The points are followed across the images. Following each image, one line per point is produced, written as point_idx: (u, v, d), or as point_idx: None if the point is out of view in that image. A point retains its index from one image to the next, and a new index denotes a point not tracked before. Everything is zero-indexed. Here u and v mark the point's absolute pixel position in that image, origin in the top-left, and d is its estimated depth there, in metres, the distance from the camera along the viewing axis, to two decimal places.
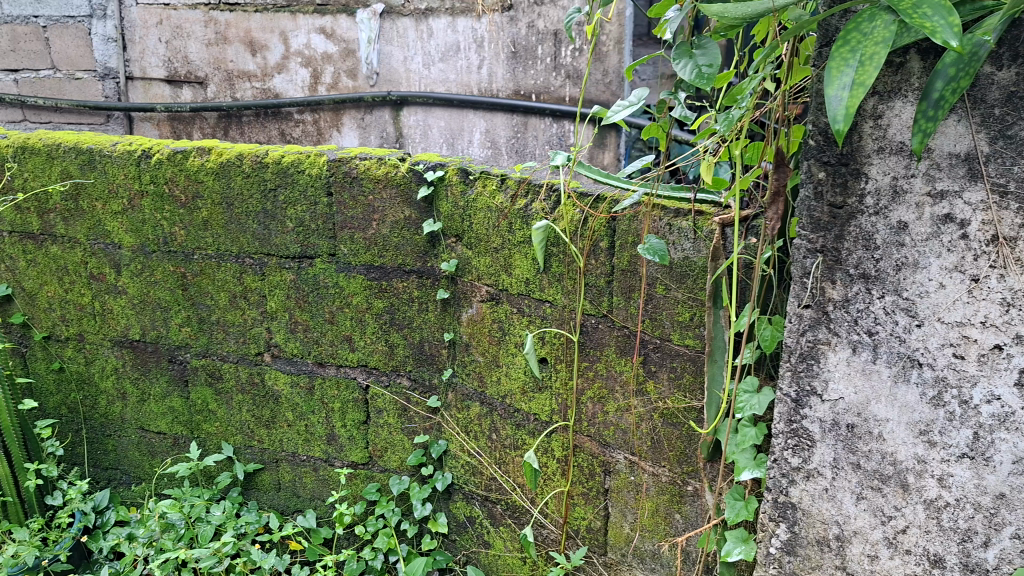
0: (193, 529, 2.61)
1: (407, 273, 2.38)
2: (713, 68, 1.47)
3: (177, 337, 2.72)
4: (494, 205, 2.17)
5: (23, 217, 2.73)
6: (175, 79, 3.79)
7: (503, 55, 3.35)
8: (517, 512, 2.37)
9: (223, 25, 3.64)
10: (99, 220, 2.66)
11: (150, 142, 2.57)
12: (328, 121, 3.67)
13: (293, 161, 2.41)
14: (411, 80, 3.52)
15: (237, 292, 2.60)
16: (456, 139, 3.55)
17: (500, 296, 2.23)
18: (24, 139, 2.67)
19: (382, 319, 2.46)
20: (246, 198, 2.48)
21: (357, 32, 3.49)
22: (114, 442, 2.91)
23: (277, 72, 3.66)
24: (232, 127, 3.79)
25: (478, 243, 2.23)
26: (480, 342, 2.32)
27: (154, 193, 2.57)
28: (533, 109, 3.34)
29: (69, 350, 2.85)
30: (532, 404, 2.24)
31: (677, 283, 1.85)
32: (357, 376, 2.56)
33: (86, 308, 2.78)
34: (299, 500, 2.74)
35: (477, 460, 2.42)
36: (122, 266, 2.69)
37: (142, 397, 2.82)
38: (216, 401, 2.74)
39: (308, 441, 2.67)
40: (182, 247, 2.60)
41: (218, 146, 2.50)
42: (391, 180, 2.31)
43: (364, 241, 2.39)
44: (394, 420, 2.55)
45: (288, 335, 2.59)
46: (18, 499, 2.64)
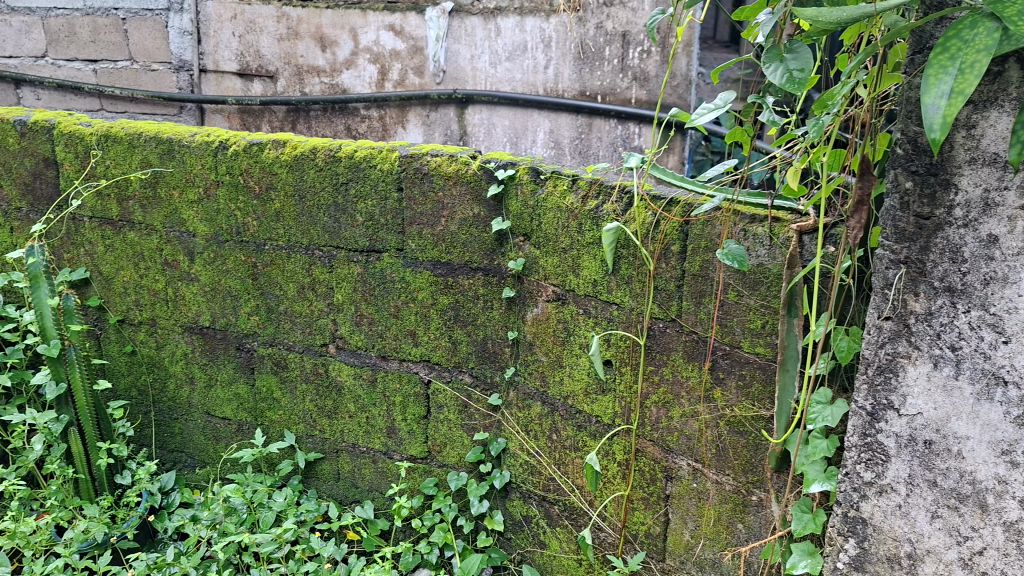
0: (255, 514, 2.66)
1: (473, 271, 2.39)
2: (805, 72, 1.44)
3: (245, 326, 2.77)
4: (564, 206, 2.17)
5: (103, 203, 2.81)
6: (247, 72, 3.86)
7: (570, 56, 3.35)
8: (575, 513, 2.37)
9: (295, 21, 3.70)
10: (176, 209, 2.73)
11: (227, 134, 2.62)
12: (394, 117, 3.70)
13: (365, 156, 2.43)
14: (478, 78, 3.53)
15: (306, 283, 2.64)
16: (520, 138, 3.55)
17: (567, 296, 2.23)
18: (108, 127, 2.74)
19: (446, 315, 2.47)
20: (318, 191, 2.51)
21: (426, 30, 3.51)
22: (181, 425, 2.97)
23: (345, 68, 3.69)
24: (301, 120, 3.86)
25: (547, 243, 2.23)
26: (545, 342, 2.31)
27: (230, 184, 2.62)
28: (598, 110, 3.33)
29: (141, 334, 2.93)
30: (595, 406, 2.24)
31: (749, 289, 1.83)
32: (418, 371, 2.58)
33: (159, 294, 2.85)
34: (357, 491, 2.77)
35: (536, 460, 2.43)
36: (196, 254, 2.76)
37: (210, 382, 2.88)
38: (281, 389, 2.79)
39: (368, 433, 2.70)
40: (254, 237, 2.65)
41: (293, 139, 2.54)
42: (461, 177, 2.32)
43: (432, 237, 2.41)
44: (454, 416, 2.56)
45: (354, 328, 2.62)
46: (89, 477, 2.72)
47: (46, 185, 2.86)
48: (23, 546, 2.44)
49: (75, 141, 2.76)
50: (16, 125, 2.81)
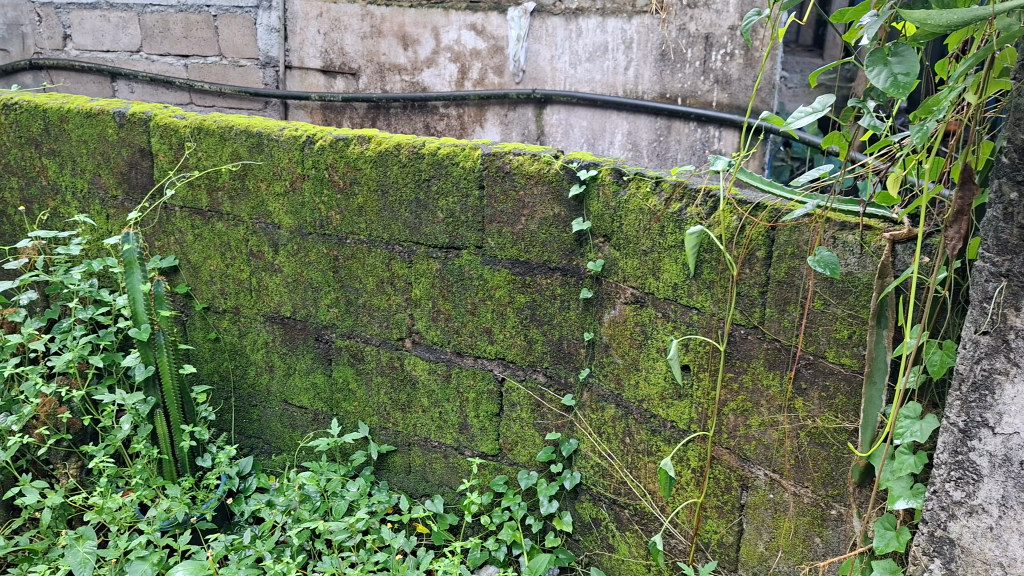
0: (328, 502, 2.70)
1: (552, 271, 2.39)
2: (910, 77, 1.39)
3: (325, 317, 2.83)
4: (647, 208, 2.15)
5: (194, 193, 2.90)
6: (331, 69, 3.92)
7: (651, 57, 3.32)
8: (645, 518, 2.35)
9: (379, 19, 3.75)
10: (262, 201, 2.79)
11: (314, 128, 2.68)
12: (473, 116, 3.72)
13: (448, 153, 2.45)
14: (557, 78, 3.52)
15: (385, 278, 2.68)
16: (598, 139, 3.54)
17: (646, 299, 2.21)
18: (201, 120, 2.82)
19: (523, 314, 2.47)
20: (401, 187, 2.54)
21: (508, 30, 3.52)
22: (260, 411, 3.05)
23: (426, 67, 3.73)
24: (381, 117, 3.91)
25: (627, 245, 2.22)
26: (621, 344, 2.30)
27: (316, 177, 2.68)
28: (678, 112, 3.30)
29: (225, 322, 3.01)
30: (670, 411, 2.21)
31: (837, 299, 1.80)
32: (493, 369, 2.58)
33: (244, 283, 2.93)
34: (427, 485, 2.80)
35: (608, 463, 2.41)
36: (280, 246, 2.82)
37: (288, 371, 2.94)
38: (357, 380, 2.83)
39: (441, 428, 2.72)
40: (337, 230, 2.70)
41: (377, 135, 2.58)
42: (544, 177, 2.32)
43: (511, 236, 2.42)
44: (527, 415, 2.56)
45: (430, 323, 2.64)
46: (172, 458, 2.80)
47: (140, 175, 2.96)
48: (109, 521, 2.54)
49: (170, 133, 2.85)
50: (115, 117, 2.92)
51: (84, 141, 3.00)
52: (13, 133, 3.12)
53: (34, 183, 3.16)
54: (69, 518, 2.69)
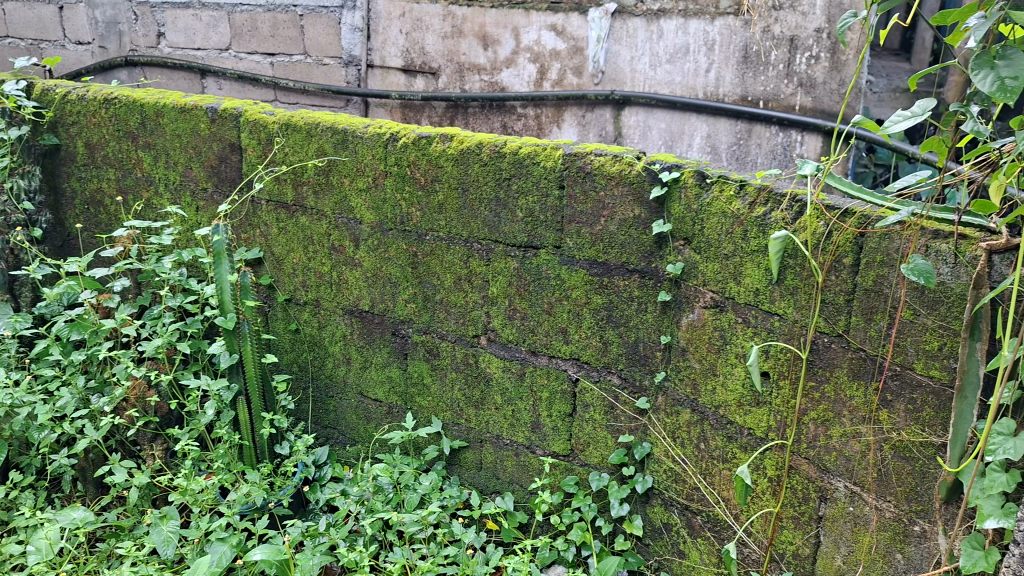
0: (401, 494, 2.73)
1: (630, 272, 2.38)
2: (1018, 81, 1.35)
3: (402, 312, 2.86)
4: (730, 211, 2.13)
5: (280, 187, 2.97)
6: (411, 69, 3.98)
7: (733, 60, 3.27)
8: (718, 526, 2.32)
9: (460, 19, 3.79)
10: (346, 196, 2.85)
11: (397, 127, 2.71)
12: (550, 116, 3.72)
13: (529, 152, 2.46)
14: (637, 80, 3.50)
15: (462, 275, 2.70)
16: (676, 142, 3.51)
17: (726, 304, 2.19)
18: (289, 116, 2.89)
19: (600, 315, 2.46)
20: (481, 185, 2.56)
21: (588, 31, 3.52)
22: (336, 403, 3.11)
23: (506, 66, 3.75)
24: (459, 117, 3.95)
25: (708, 248, 2.20)
26: (698, 348, 2.28)
27: (397, 175, 2.71)
28: (759, 116, 3.25)
29: (305, 314, 3.08)
30: (747, 418, 2.18)
31: (927, 309, 1.76)
32: (568, 369, 2.58)
33: (325, 276, 2.98)
34: (498, 482, 2.82)
35: (681, 468, 2.39)
36: (361, 240, 2.87)
37: (365, 364, 2.99)
38: (431, 375, 2.86)
39: (513, 426, 2.73)
40: (417, 227, 2.73)
41: (460, 134, 2.60)
42: (625, 178, 2.32)
43: (590, 236, 2.41)
44: (600, 416, 2.55)
45: (506, 321, 2.65)
46: (252, 444, 2.88)
47: (230, 169, 3.05)
48: (192, 503, 2.62)
49: (259, 129, 2.94)
50: (208, 112, 3.02)
51: (178, 135, 3.11)
52: (111, 127, 3.26)
53: (130, 175, 3.29)
54: (154, 497, 2.80)
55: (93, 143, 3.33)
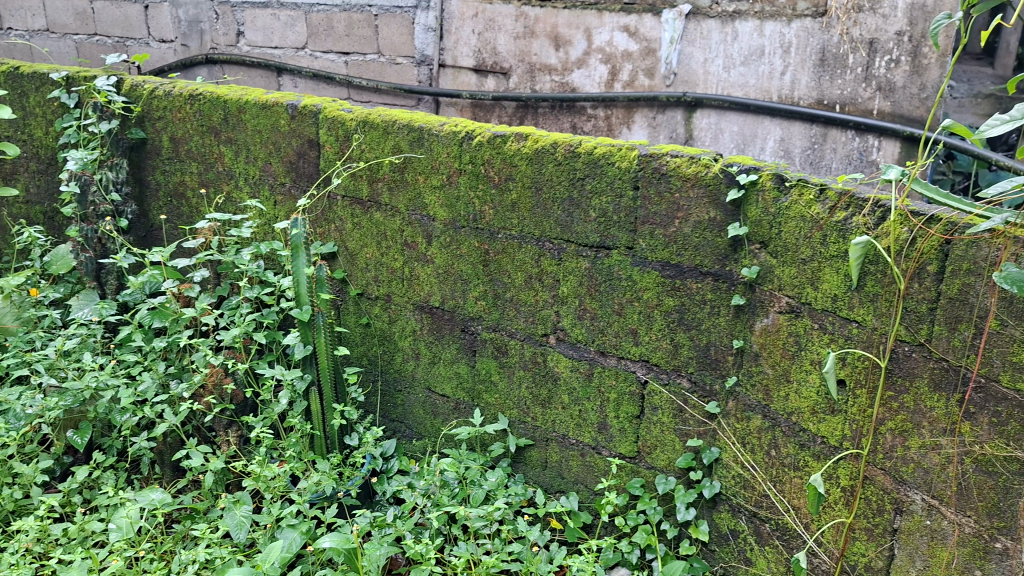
0: (466, 489, 2.76)
1: (703, 275, 2.36)
2: None
3: (472, 309, 2.88)
4: (809, 215, 2.10)
5: (356, 183, 3.02)
6: (482, 68, 4.01)
7: (810, 62, 3.22)
8: (787, 534, 2.29)
9: (533, 19, 3.81)
10: (420, 193, 2.88)
11: (473, 125, 2.74)
12: (621, 117, 3.71)
13: (604, 152, 2.46)
14: (710, 82, 3.46)
15: (534, 274, 2.70)
16: (748, 145, 3.46)
17: (802, 309, 2.16)
18: (366, 114, 2.94)
19: (671, 317, 2.45)
20: (555, 184, 2.57)
21: (661, 32, 3.50)
22: (404, 397, 3.14)
23: (577, 67, 3.76)
24: (529, 117, 3.96)
25: (785, 252, 2.17)
26: (772, 354, 2.25)
27: (471, 172, 2.74)
28: (835, 120, 3.18)
29: (376, 308, 3.12)
30: (821, 426, 2.15)
31: (1016, 320, 1.73)
32: (636, 371, 2.56)
33: (397, 272, 3.02)
34: (562, 481, 2.81)
35: (750, 474, 2.36)
36: (433, 237, 2.90)
37: (434, 359, 3.02)
38: (499, 373, 2.87)
39: (579, 426, 2.72)
40: (489, 225, 2.75)
41: (535, 134, 2.61)
42: (700, 180, 2.30)
43: (664, 238, 2.40)
44: (668, 419, 2.53)
45: (576, 321, 2.65)
46: (323, 434, 2.94)
47: (308, 165, 3.12)
48: (265, 489, 2.69)
49: (337, 126, 3.00)
50: (288, 109, 3.09)
51: (258, 131, 3.20)
52: (196, 122, 3.36)
53: (211, 169, 3.39)
54: (228, 482, 2.88)
55: (177, 137, 3.44)
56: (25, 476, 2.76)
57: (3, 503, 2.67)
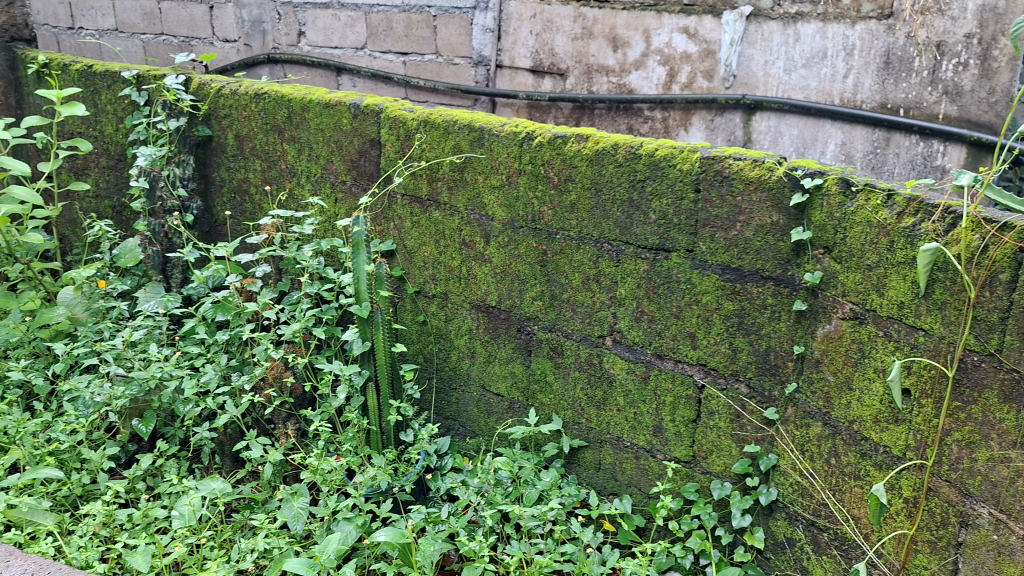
0: (520, 488, 2.78)
1: (764, 279, 2.33)
2: None
3: (529, 309, 2.89)
4: (876, 221, 2.07)
5: (416, 182, 3.05)
6: (539, 69, 4.02)
7: (874, 65, 3.15)
8: (846, 544, 2.26)
9: (591, 21, 3.80)
10: (479, 193, 2.90)
11: (534, 126, 2.75)
12: (678, 119, 3.69)
13: (666, 155, 2.45)
14: (770, 84, 3.42)
15: (591, 275, 2.70)
16: (808, 149, 3.40)
17: (866, 316, 2.12)
18: (428, 114, 2.97)
19: (730, 321, 2.43)
20: (615, 186, 2.56)
21: (721, 34, 3.47)
22: (459, 395, 3.17)
23: (634, 69, 3.75)
24: (585, 118, 3.96)
25: (850, 258, 2.14)
26: (834, 360, 2.21)
27: (531, 173, 2.75)
28: (899, 124, 3.11)
29: (434, 307, 3.15)
30: (884, 436, 2.12)
31: None
32: (693, 375, 2.54)
33: (454, 271, 3.05)
34: (616, 484, 2.80)
35: (809, 482, 2.32)
36: (491, 237, 2.92)
37: (489, 358, 3.04)
38: (554, 373, 2.88)
39: (634, 429, 2.71)
40: (548, 226, 2.76)
41: (596, 135, 2.61)
42: (764, 183, 2.27)
43: (724, 241, 2.38)
44: (725, 424, 2.50)
45: (633, 323, 2.64)
46: (379, 429, 2.97)
47: (369, 163, 3.17)
48: (322, 482, 2.74)
49: (399, 125, 3.03)
50: (351, 108, 3.14)
51: (321, 129, 3.25)
52: (260, 120, 3.43)
53: (275, 166, 3.45)
54: (285, 474, 2.93)
55: (242, 135, 3.51)
56: (93, 461, 2.85)
57: (72, 487, 2.77)
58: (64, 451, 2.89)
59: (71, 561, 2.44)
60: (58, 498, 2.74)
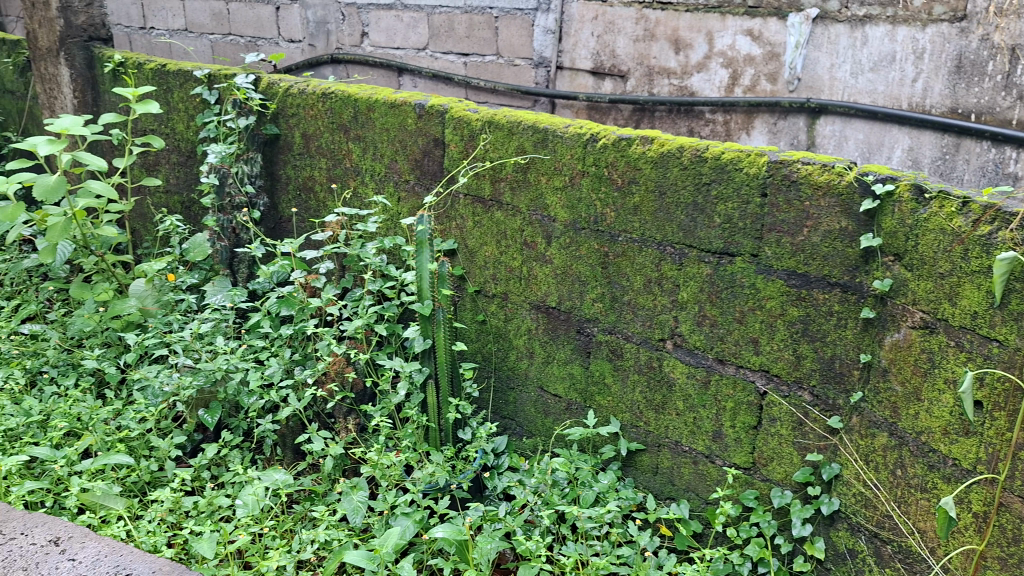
0: (577, 490, 2.78)
1: (831, 286, 2.30)
2: None
3: (589, 310, 2.89)
4: (950, 228, 2.04)
5: (478, 183, 3.07)
6: (600, 70, 4.01)
7: (944, 69, 3.07)
8: (910, 558, 2.21)
9: (653, 22, 3.79)
10: (542, 193, 2.91)
11: (598, 127, 2.75)
12: (740, 123, 3.65)
13: (732, 158, 2.43)
14: (836, 88, 3.37)
15: (653, 278, 2.69)
16: (874, 154, 3.32)
17: (937, 325, 2.09)
18: (492, 114, 3.00)
19: (795, 327, 2.39)
20: (680, 189, 2.55)
21: (786, 36, 3.42)
22: (516, 395, 3.18)
23: (697, 71, 3.72)
24: (645, 120, 3.94)
25: (921, 265, 2.11)
26: (902, 370, 2.18)
27: (595, 175, 2.75)
28: (969, 129, 3.00)
29: (493, 306, 3.17)
30: (953, 448, 2.08)
31: None
32: (756, 381, 2.52)
33: (515, 271, 3.06)
34: (673, 488, 2.78)
35: (873, 493, 2.28)
36: (553, 238, 2.92)
37: (548, 359, 3.04)
38: (613, 376, 2.87)
39: (693, 433, 2.69)
40: (610, 227, 2.76)
41: (660, 137, 2.60)
42: (833, 189, 2.25)
43: (791, 246, 2.35)
44: (787, 431, 2.47)
45: (694, 327, 2.62)
46: (438, 426, 3.00)
47: (433, 163, 3.20)
48: (381, 476, 2.77)
49: (463, 125, 3.06)
50: (416, 108, 3.18)
51: (386, 129, 3.30)
52: (327, 119, 3.49)
53: (340, 165, 3.51)
54: (345, 468, 2.98)
55: (309, 134, 3.58)
56: (160, 449, 2.92)
57: (141, 473, 2.84)
58: (133, 438, 2.97)
59: (140, 545, 2.51)
60: (127, 484, 2.82)
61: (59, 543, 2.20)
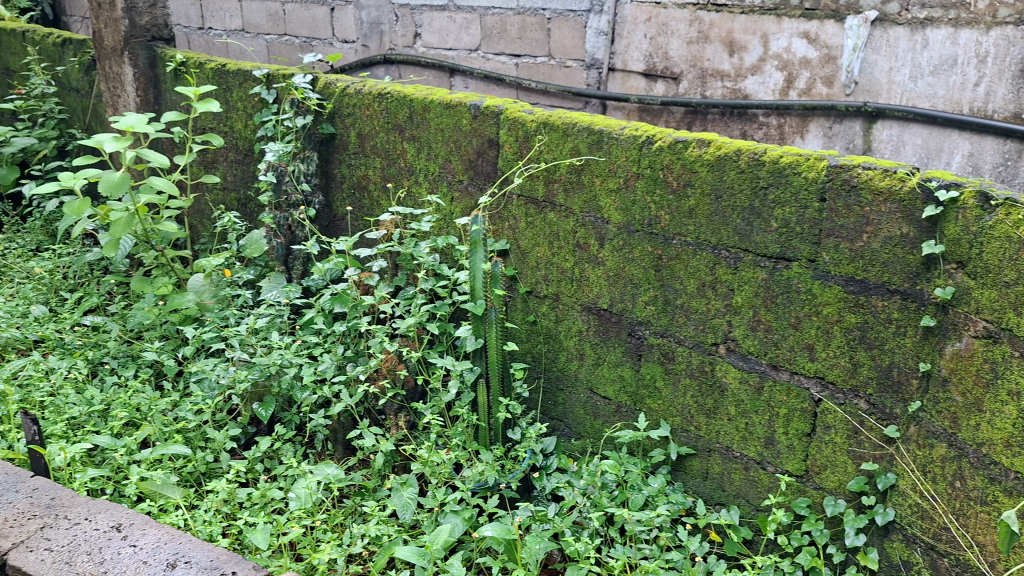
0: (625, 492, 2.77)
1: (890, 293, 2.26)
2: None
3: (641, 313, 2.88)
4: (1016, 236, 2.00)
5: (532, 184, 3.08)
6: (652, 72, 4.00)
7: (1008, 73, 3.00)
8: (967, 571, 2.18)
9: (707, 24, 3.76)
10: (596, 195, 2.91)
11: (654, 129, 2.75)
12: (794, 126, 3.60)
13: (791, 162, 2.41)
14: (894, 92, 3.32)
15: (707, 282, 2.67)
16: (932, 159, 3.26)
17: (1001, 335, 2.05)
18: (547, 115, 3.01)
19: (852, 334, 2.36)
20: (736, 193, 2.54)
21: (844, 39, 3.37)
22: (565, 396, 3.18)
23: (751, 73, 3.69)
24: (697, 122, 3.92)
25: (985, 273, 2.07)
26: (962, 380, 2.14)
27: (649, 177, 2.74)
28: None
29: (544, 307, 3.17)
30: (1016, 461, 2.05)
31: None
32: (810, 388, 2.49)
33: (567, 272, 3.06)
34: (723, 494, 2.76)
35: (930, 505, 2.24)
36: (606, 240, 2.92)
37: (598, 361, 3.04)
38: (664, 379, 2.86)
39: (745, 439, 2.66)
40: (664, 230, 2.75)
41: (718, 140, 2.59)
42: (894, 195, 2.21)
43: (849, 252, 2.33)
44: (842, 439, 2.43)
45: (748, 332, 2.60)
46: (487, 426, 3.02)
47: (486, 163, 3.22)
48: (431, 473, 2.80)
49: (518, 126, 3.08)
50: (470, 108, 3.21)
51: (440, 129, 3.33)
52: (382, 119, 3.53)
53: (394, 164, 3.54)
54: (395, 464, 3.01)
55: (364, 134, 3.63)
56: (216, 441, 2.99)
57: (197, 464, 2.91)
58: (190, 429, 3.04)
59: (196, 534, 2.57)
60: (184, 474, 2.88)
61: (121, 529, 2.27)
